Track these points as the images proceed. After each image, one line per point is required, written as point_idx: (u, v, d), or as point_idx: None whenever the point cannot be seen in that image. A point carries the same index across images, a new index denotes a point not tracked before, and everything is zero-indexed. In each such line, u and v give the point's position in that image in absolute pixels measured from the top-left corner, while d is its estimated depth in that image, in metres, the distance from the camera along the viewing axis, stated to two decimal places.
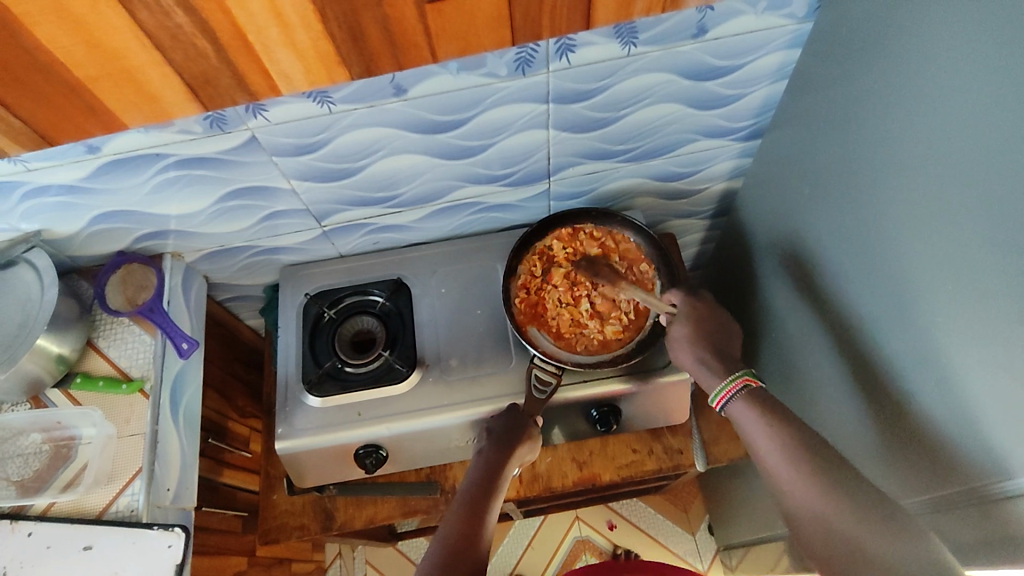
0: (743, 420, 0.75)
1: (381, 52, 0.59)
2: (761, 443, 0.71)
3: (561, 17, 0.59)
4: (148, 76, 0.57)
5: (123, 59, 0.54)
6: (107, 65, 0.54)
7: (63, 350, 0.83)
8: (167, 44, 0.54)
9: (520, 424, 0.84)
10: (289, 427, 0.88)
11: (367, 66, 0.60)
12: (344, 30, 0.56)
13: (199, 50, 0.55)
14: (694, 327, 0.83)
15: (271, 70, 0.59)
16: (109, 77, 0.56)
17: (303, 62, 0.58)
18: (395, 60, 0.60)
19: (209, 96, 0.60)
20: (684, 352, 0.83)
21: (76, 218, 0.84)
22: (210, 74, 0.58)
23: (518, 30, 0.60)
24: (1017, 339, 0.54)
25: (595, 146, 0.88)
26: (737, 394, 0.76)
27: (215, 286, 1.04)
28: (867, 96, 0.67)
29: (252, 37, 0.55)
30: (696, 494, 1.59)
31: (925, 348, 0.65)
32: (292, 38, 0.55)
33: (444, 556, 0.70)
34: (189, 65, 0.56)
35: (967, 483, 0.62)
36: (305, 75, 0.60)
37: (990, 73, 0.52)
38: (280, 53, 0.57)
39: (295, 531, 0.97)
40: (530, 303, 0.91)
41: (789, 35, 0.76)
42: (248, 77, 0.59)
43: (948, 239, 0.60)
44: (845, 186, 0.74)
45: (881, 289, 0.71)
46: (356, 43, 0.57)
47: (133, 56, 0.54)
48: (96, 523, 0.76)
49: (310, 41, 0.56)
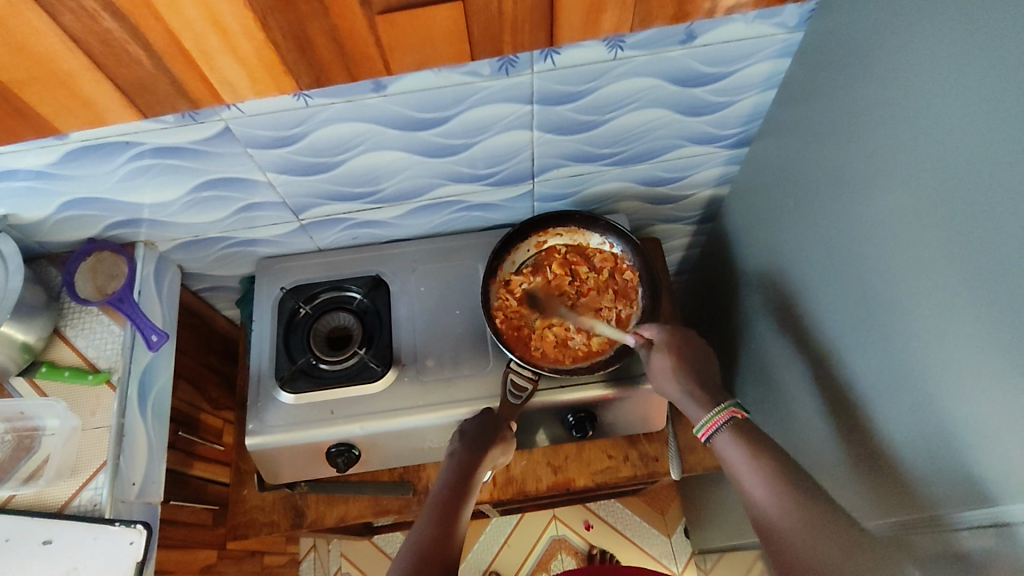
0: (728, 454, 0.73)
1: (331, 63, 0.62)
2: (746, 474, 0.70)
3: (522, 34, 0.63)
4: (80, 82, 0.60)
5: (54, 64, 0.57)
6: (34, 68, 0.57)
7: (28, 338, 0.81)
8: (97, 49, 0.57)
9: (496, 427, 0.82)
10: (260, 424, 0.87)
11: (316, 76, 0.64)
12: (291, 41, 0.59)
13: (134, 56, 0.58)
14: (680, 355, 0.82)
15: (212, 78, 0.62)
16: (38, 81, 0.59)
17: (247, 69, 0.62)
18: (347, 72, 0.64)
19: (147, 103, 0.63)
20: (669, 383, 0.81)
21: (44, 204, 0.81)
22: (146, 80, 0.61)
23: (477, 44, 0.63)
24: (1000, 368, 0.53)
25: (579, 149, 0.86)
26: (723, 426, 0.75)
27: (189, 276, 1.02)
28: (856, 110, 0.66)
29: (192, 47, 0.58)
30: (673, 496, 1.59)
31: (904, 369, 0.64)
32: (233, 46, 0.59)
33: (417, 560, 0.69)
34: (124, 73, 0.59)
35: (943, 507, 0.61)
36: (250, 83, 0.63)
37: (983, 94, 0.51)
38: (222, 61, 0.60)
39: (265, 527, 0.96)
40: (510, 320, 0.89)
41: (780, 45, 0.75)
42: (187, 86, 0.62)
43: (932, 261, 0.59)
44: (829, 200, 0.72)
45: (862, 307, 0.70)
46: (305, 54, 0.61)
47: (63, 61, 0.57)
48: (57, 516, 0.75)
49: (252, 49, 0.59)
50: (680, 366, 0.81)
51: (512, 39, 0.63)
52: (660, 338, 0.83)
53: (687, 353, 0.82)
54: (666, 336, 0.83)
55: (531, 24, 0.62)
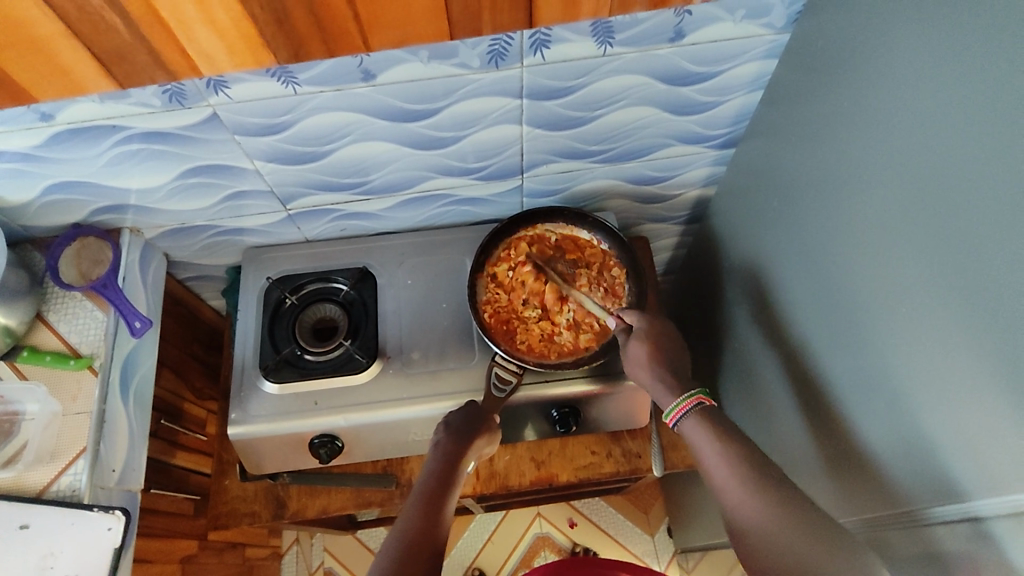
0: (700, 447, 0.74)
1: (308, 37, 0.58)
2: (709, 458, 0.72)
3: (501, 12, 0.59)
4: (57, 48, 0.56)
5: (28, 29, 0.54)
6: (10, 33, 0.54)
7: (9, 321, 0.80)
8: (74, 15, 0.53)
9: (480, 418, 0.82)
10: (242, 413, 0.87)
11: (295, 50, 0.60)
12: (268, 14, 0.56)
13: (109, 23, 0.54)
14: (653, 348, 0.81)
15: (190, 49, 0.58)
16: (15, 46, 0.55)
17: (225, 40, 0.57)
18: (326, 47, 0.60)
19: (125, 73, 0.59)
20: (638, 371, 0.81)
21: (28, 187, 0.81)
22: (124, 50, 0.57)
23: (456, 22, 0.60)
24: (973, 365, 0.54)
25: (569, 145, 0.87)
26: (690, 412, 0.77)
27: (176, 264, 1.02)
28: (839, 112, 0.66)
29: (167, 14, 0.54)
30: (657, 496, 1.60)
31: (880, 367, 0.65)
32: (211, 17, 0.55)
33: (402, 551, 0.68)
34: (101, 40, 0.56)
35: (916, 503, 0.62)
36: (229, 56, 0.59)
37: (961, 96, 0.52)
38: (200, 32, 0.56)
39: (246, 518, 0.96)
40: (498, 314, 0.89)
41: (767, 46, 0.76)
42: (164, 54, 0.58)
43: (910, 260, 0.59)
44: (812, 200, 0.73)
45: (841, 306, 0.71)
46: (282, 26, 0.57)
47: (38, 26, 0.54)
48: (35, 501, 0.74)
49: (230, 21, 0.56)
50: (655, 354, 0.81)
51: (492, 19, 0.60)
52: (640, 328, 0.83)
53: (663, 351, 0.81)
54: (647, 325, 0.83)
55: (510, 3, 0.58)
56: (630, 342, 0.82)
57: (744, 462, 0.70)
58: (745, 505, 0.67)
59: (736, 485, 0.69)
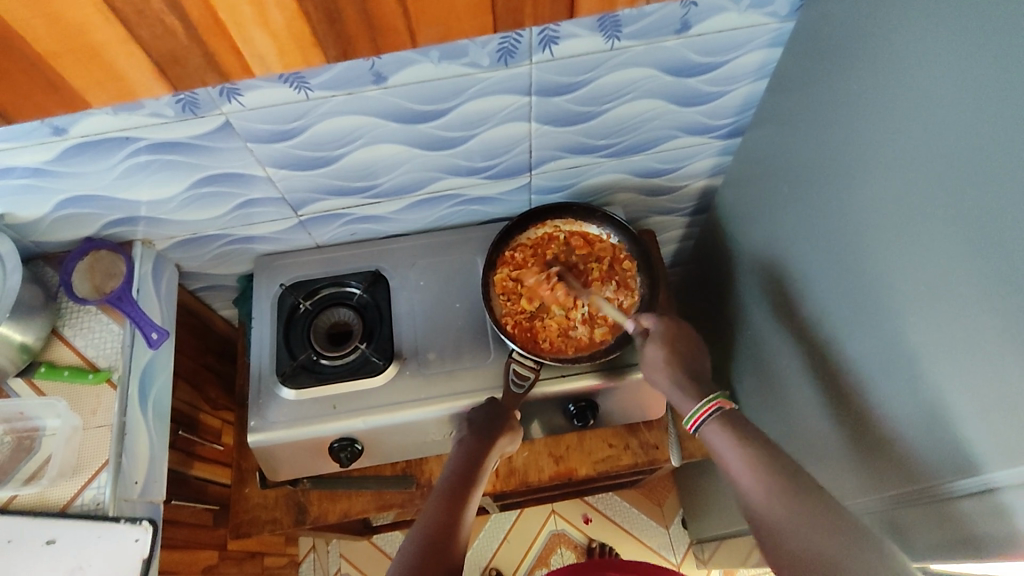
0: (716, 444, 0.74)
1: (358, 36, 0.58)
2: (732, 460, 0.71)
3: (543, 5, 0.60)
4: (113, 53, 0.55)
5: (87, 35, 0.52)
6: (67, 41, 0.52)
7: (26, 338, 0.80)
8: (134, 20, 0.52)
9: (502, 415, 0.83)
10: (261, 420, 0.87)
11: (344, 49, 0.59)
12: (322, 13, 0.55)
13: (169, 28, 0.53)
14: (669, 351, 0.82)
15: (245, 52, 0.57)
16: (70, 53, 0.54)
17: (277, 41, 0.57)
18: (374, 44, 0.60)
19: (178, 76, 0.58)
20: (660, 375, 0.82)
21: (41, 202, 0.80)
22: (179, 53, 0.56)
23: (500, 16, 0.60)
24: (990, 339, 0.54)
25: (577, 140, 0.87)
26: (712, 417, 0.76)
27: (187, 275, 1.02)
28: (846, 96, 0.67)
29: (225, 16, 0.53)
30: (670, 488, 1.60)
31: (895, 347, 0.66)
32: (266, 18, 0.55)
33: (424, 546, 0.69)
34: (156, 44, 0.55)
35: (933, 478, 0.63)
36: (279, 56, 0.58)
37: (966, 76, 0.53)
38: (254, 33, 0.56)
39: (267, 525, 0.96)
40: (516, 312, 0.90)
41: (771, 34, 0.76)
42: (219, 57, 0.57)
43: (922, 240, 0.60)
44: (821, 185, 0.74)
45: (853, 289, 0.72)
46: (334, 25, 0.57)
47: (97, 31, 0.52)
48: (60, 516, 0.74)
49: (285, 21, 0.55)
50: (672, 357, 0.82)
51: (533, 11, 0.60)
52: (658, 329, 0.84)
53: (680, 348, 0.82)
54: (663, 327, 0.84)
55: None
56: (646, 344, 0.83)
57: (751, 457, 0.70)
58: (756, 497, 0.68)
59: (758, 477, 0.68)
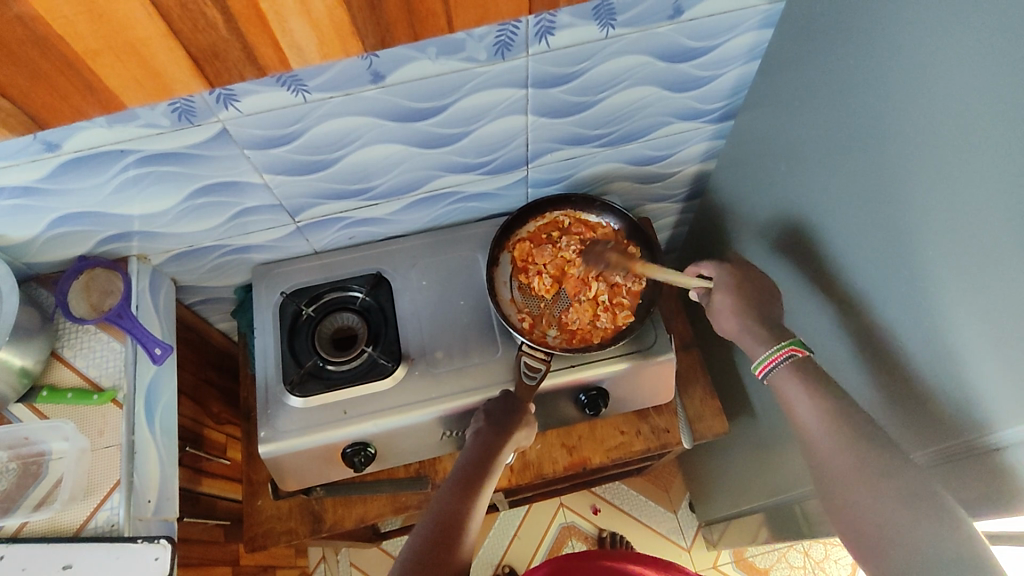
0: (785, 388, 0.71)
1: (397, 21, 0.62)
2: (807, 420, 0.67)
3: None
4: (153, 49, 0.57)
5: (128, 32, 0.55)
6: (110, 37, 0.55)
7: (26, 362, 0.78)
8: (175, 14, 0.55)
9: (515, 407, 0.83)
10: (271, 430, 0.86)
11: (381, 36, 0.63)
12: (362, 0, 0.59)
13: (209, 21, 0.56)
14: (739, 297, 0.79)
15: (283, 42, 0.61)
16: (110, 51, 0.56)
17: (316, 31, 0.60)
18: (411, 30, 0.64)
19: (216, 71, 0.62)
20: (728, 321, 0.79)
21: (34, 222, 0.79)
22: (218, 46, 0.59)
23: None
24: (997, 301, 0.56)
25: (572, 131, 0.88)
26: (784, 363, 0.72)
27: (184, 289, 1.00)
28: (840, 73, 0.68)
29: (266, 7, 0.56)
30: (676, 473, 1.62)
31: (900, 313, 0.67)
32: (307, 8, 0.58)
33: (438, 526, 0.71)
34: (198, 38, 0.58)
35: (947, 441, 0.64)
36: (318, 47, 0.62)
37: (961, 46, 0.54)
38: (294, 23, 0.59)
39: (283, 536, 0.95)
40: (532, 309, 0.90)
41: (761, 16, 0.78)
42: (257, 50, 0.61)
43: (925, 208, 0.61)
44: (819, 161, 0.75)
45: (857, 262, 0.73)
46: (373, 11, 0.60)
47: (140, 28, 0.55)
48: (74, 539, 0.72)
49: (324, 9, 0.58)
50: (742, 303, 0.79)
51: None
52: (722, 278, 0.82)
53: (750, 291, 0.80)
54: (727, 274, 0.82)
55: None
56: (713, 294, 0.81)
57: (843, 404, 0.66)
58: (830, 450, 0.65)
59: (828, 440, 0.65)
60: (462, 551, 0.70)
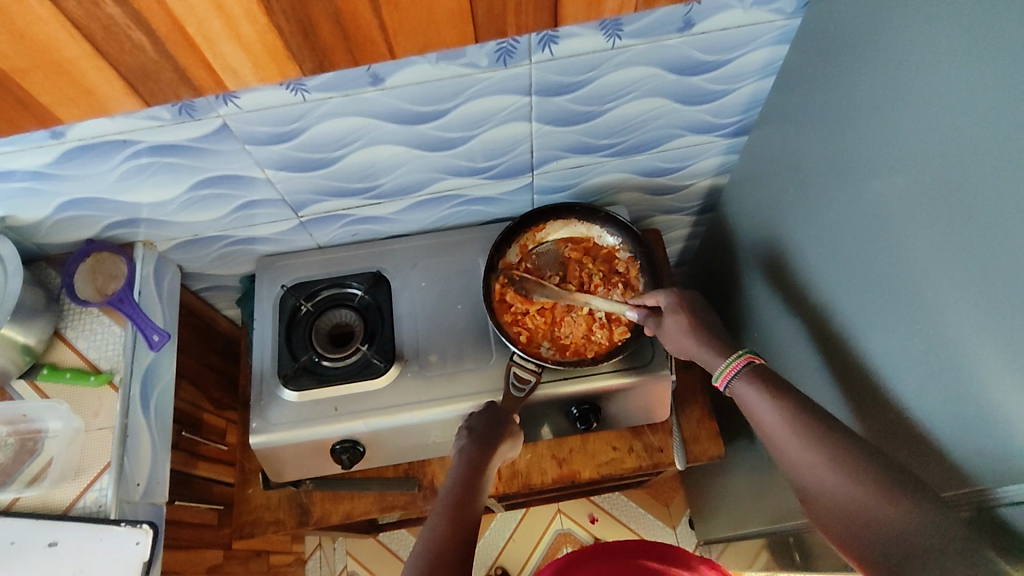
0: (751, 402, 0.70)
1: (334, 47, 0.60)
2: (767, 422, 0.68)
3: (528, 15, 0.60)
4: (82, 69, 0.56)
5: (53, 52, 0.54)
6: (34, 57, 0.54)
7: (28, 340, 0.80)
8: (99, 36, 0.54)
9: (501, 423, 0.82)
10: (264, 422, 0.86)
11: (320, 61, 0.61)
12: (294, 26, 0.57)
13: (136, 43, 0.55)
14: (689, 319, 0.80)
15: (217, 64, 0.59)
16: (39, 69, 0.56)
17: (251, 56, 0.59)
18: (351, 56, 0.61)
19: (150, 91, 0.60)
20: (684, 342, 0.79)
21: (42, 205, 0.80)
22: (149, 67, 0.58)
23: (480, 27, 0.61)
24: (1008, 349, 0.52)
25: (579, 140, 0.86)
26: (743, 370, 0.73)
27: (190, 276, 1.02)
28: (856, 96, 0.65)
29: (193, 32, 0.55)
30: (677, 488, 1.59)
31: (907, 350, 0.64)
32: (237, 32, 0.56)
33: (431, 556, 0.67)
34: (127, 59, 0.56)
35: (948, 488, 0.61)
36: (253, 70, 0.60)
37: (986, 76, 0.51)
38: (226, 47, 0.57)
39: (270, 526, 0.96)
40: (528, 321, 0.88)
41: (778, 31, 0.75)
42: (191, 73, 0.59)
43: (940, 245, 0.58)
44: (834, 185, 0.72)
45: (864, 292, 0.70)
46: (307, 37, 0.58)
47: (64, 49, 0.54)
48: (62, 518, 0.74)
49: (255, 34, 0.56)
50: (694, 324, 0.79)
51: (516, 22, 0.61)
52: (671, 302, 0.82)
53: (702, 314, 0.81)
54: (676, 299, 0.82)
55: (535, 5, 0.60)
56: (664, 318, 0.82)
57: (810, 420, 0.65)
58: (784, 441, 0.66)
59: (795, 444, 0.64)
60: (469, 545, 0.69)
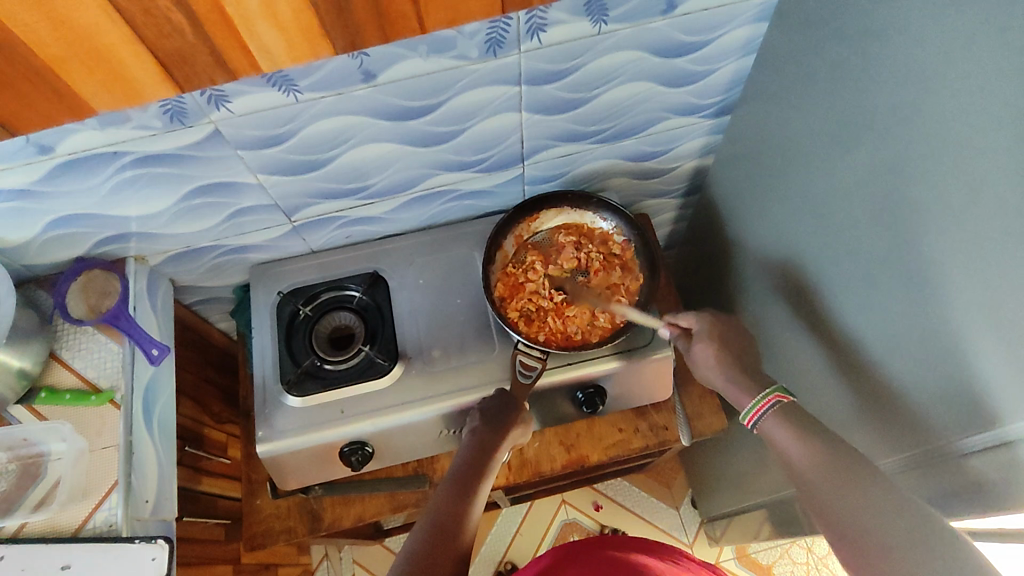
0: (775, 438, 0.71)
1: (366, 22, 0.59)
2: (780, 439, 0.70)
3: None
4: (119, 54, 0.55)
5: (93, 39, 0.53)
6: (75, 46, 0.53)
7: (24, 363, 0.79)
8: (139, 19, 0.53)
9: (510, 407, 0.83)
10: (269, 429, 0.85)
11: (352, 40, 0.61)
12: (330, 4, 0.56)
13: (175, 26, 0.54)
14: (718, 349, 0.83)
15: (251, 46, 0.58)
16: (76, 57, 0.54)
17: (285, 35, 0.58)
18: (381, 34, 0.61)
19: (185, 74, 0.60)
20: (712, 373, 0.83)
21: (30, 225, 0.79)
22: (185, 51, 0.57)
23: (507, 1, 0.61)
24: (992, 298, 0.55)
25: (568, 128, 0.87)
26: (767, 407, 0.74)
27: (182, 290, 1.01)
28: (835, 67, 0.68)
29: (233, 12, 0.54)
30: (678, 469, 1.61)
31: (897, 308, 0.67)
32: (275, 12, 0.56)
33: (431, 530, 0.71)
34: (164, 44, 0.56)
35: (943, 437, 0.63)
36: (287, 49, 0.60)
37: (959, 37, 0.53)
38: (262, 27, 0.57)
39: (282, 535, 0.95)
40: (531, 306, 0.89)
41: (756, 9, 0.77)
42: (226, 54, 0.59)
43: (923, 204, 0.60)
44: (818, 154, 0.74)
45: (852, 257, 0.72)
46: (341, 13, 0.58)
47: (103, 35, 0.53)
48: (73, 540, 0.73)
49: (291, 13, 0.56)
50: (722, 353, 0.83)
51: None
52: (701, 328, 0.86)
53: (726, 342, 0.84)
54: (708, 324, 0.86)
55: None
56: (694, 343, 0.86)
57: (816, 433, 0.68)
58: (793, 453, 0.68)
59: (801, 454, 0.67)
60: (467, 537, 0.71)
